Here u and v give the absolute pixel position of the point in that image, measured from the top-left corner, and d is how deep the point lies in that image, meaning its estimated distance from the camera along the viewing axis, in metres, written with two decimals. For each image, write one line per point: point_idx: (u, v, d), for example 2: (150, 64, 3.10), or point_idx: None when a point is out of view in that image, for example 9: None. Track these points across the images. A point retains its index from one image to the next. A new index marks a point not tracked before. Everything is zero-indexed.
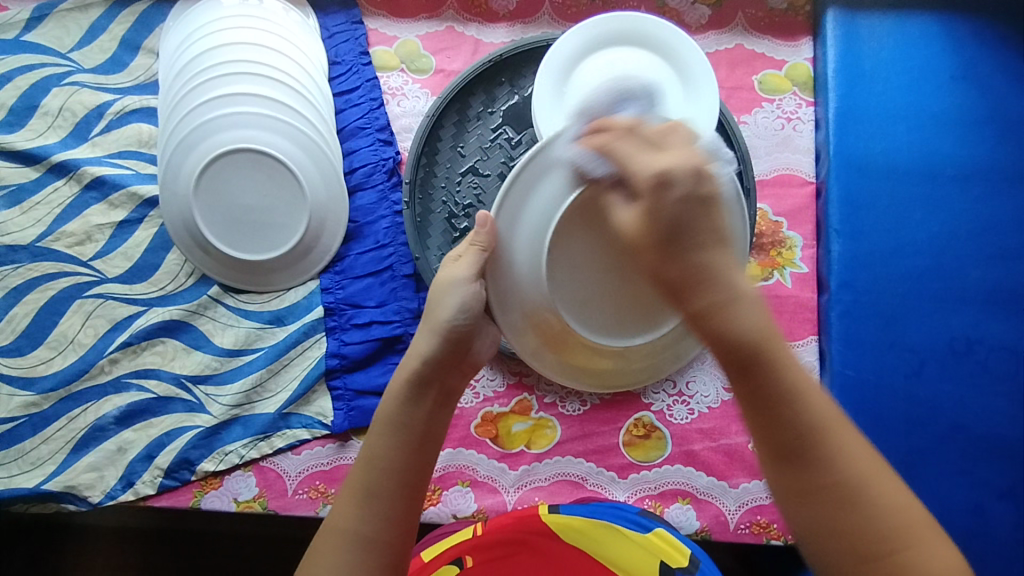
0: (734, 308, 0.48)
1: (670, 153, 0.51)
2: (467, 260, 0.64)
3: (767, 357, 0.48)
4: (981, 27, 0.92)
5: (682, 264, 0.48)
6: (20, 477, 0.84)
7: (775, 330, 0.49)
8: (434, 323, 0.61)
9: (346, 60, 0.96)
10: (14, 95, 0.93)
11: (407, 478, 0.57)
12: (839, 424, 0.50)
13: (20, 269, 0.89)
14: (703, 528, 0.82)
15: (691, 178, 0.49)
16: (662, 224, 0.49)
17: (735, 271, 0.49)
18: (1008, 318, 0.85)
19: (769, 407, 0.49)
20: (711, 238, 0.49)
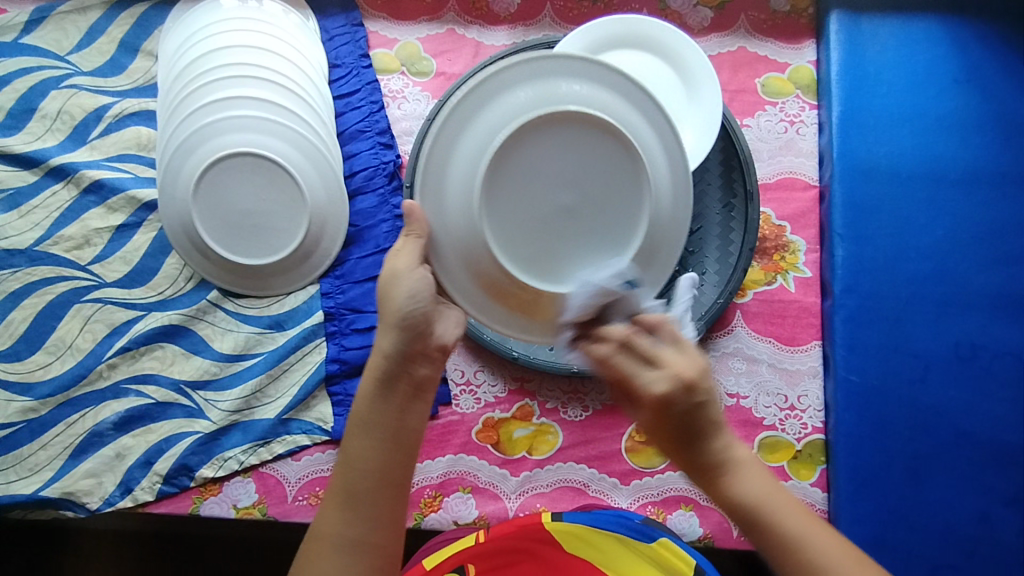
0: (730, 479, 0.51)
1: (673, 351, 0.50)
2: (409, 250, 0.55)
3: (767, 517, 0.50)
4: (985, 30, 0.92)
5: (690, 454, 0.51)
6: (18, 483, 0.83)
7: (771, 493, 0.51)
8: (387, 317, 0.54)
9: (346, 62, 0.95)
10: (13, 98, 0.93)
11: (388, 477, 0.54)
12: (863, 570, 0.48)
13: (19, 273, 0.89)
14: (707, 535, 0.81)
15: (688, 389, 0.49)
16: (670, 425, 0.50)
17: (736, 442, 0.52)
18: (1011, 323, 0.85)
19: (785, 557, 0.49)
20: (713, 425, 0.51)
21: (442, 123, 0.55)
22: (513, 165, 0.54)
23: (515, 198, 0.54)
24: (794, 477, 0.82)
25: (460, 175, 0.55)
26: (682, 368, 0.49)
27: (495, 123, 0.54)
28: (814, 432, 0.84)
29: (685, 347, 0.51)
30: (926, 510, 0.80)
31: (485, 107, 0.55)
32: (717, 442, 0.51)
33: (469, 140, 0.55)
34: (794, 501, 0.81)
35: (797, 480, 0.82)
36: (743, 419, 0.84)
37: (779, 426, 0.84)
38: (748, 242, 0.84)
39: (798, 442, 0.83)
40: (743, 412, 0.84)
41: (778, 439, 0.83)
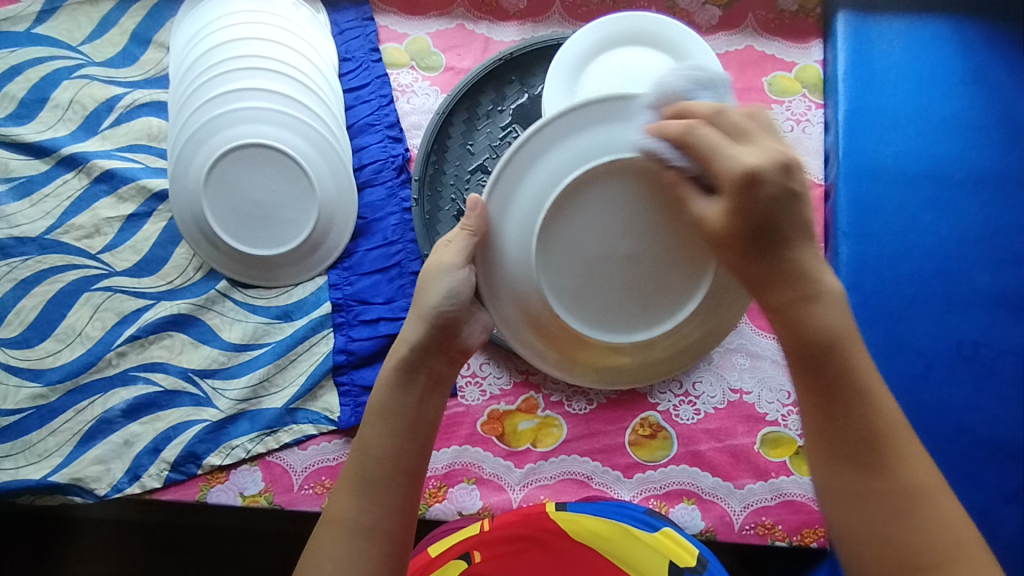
0: (817, 307, 0.50)
1: (745, 146, 0.51)
2: (456, 247, 0.59)
3: (842, 349, 0.50)
4: (991, 31, 0.92)
5: (775, 257, 0.51)
6: (26, 469, 0.84)
7: (851, 331, 0.51)
8: (421, 309, 0.59)
9: (357, 56, 0.96)
10: (25, 88, 0.94)
11: (403, 463, 0.56)
12: (907, 441, 0.50)
13: (30, 261, 0.90)
14: (709, 528, 0.82)
15: (783, 171, 0.50)
16: (749, 219, 0.50)
17: (827, 271, 0.52)
18: (1014, 323, 0.85)
19: (843, 401, 0.50)
20: (799, 233, 0.51)
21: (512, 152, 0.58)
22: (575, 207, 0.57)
23: (573, 241, 0.58)
24: (796, 472, 0.83)
25: (521, 217, 0.58)
26: (779, 148, 0.51)
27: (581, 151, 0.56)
28: None
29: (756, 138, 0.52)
30: None
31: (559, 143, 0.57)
32: (803, 252, 0.51)
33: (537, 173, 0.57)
34: (796, 496, 0.82)
35: (800, 475, 0.83)
36: (745, 415, 0.85)
37: (783, 421, 0.85)
38: None
39: (800, 437, 0.85)
40: (747, 407, 0.86)
41: (782, 434, 0.85)
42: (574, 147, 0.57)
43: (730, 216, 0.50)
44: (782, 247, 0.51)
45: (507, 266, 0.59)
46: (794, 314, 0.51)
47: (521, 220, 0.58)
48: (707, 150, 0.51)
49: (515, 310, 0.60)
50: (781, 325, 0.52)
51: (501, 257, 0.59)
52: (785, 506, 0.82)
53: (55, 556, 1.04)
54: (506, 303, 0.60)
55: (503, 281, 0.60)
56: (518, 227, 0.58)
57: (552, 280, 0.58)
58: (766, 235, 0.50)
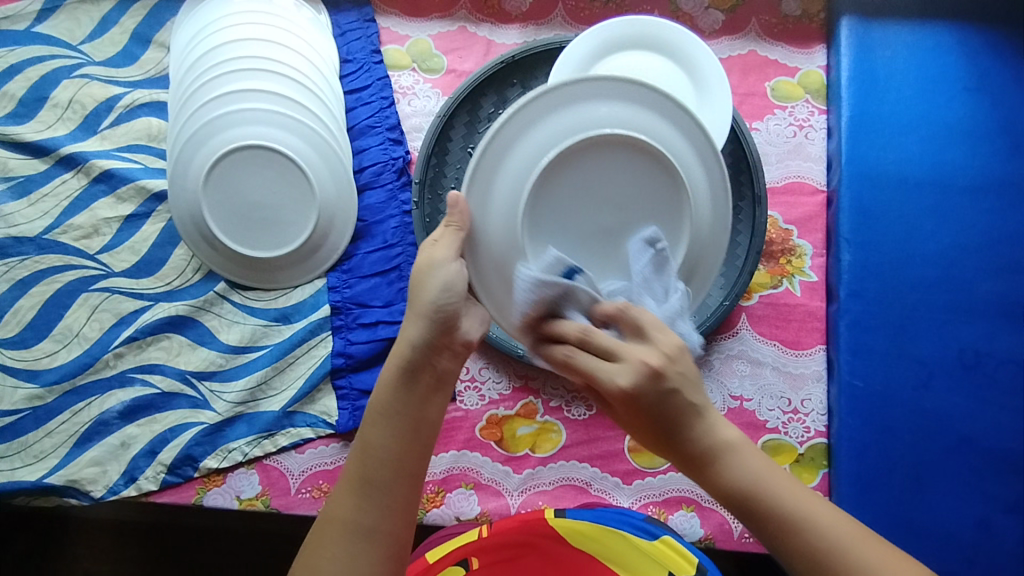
0: (722, 464, 0.50)
1: (635, 345, 0.50)
2: (444, 245, 0.57)
3: (759, 497, 0.49)
4: (996, 38, 0.92)
5: (676, 445, 0.50)
6: (22, 470, 0.84)
7: (760, 474, 0.49)
8: (418, 307, 0.55)
9: (358, 57, 0.95)
10: (24, 87, 0.93)
11: (405, 464, 0.55)
12: (864, 546, 0.47)
13: (28, 261, 0.89)
14: (708, 536, 0.81)
15: (653, 377, 0.48)
16: (643, 420, 0.50)
17: (721, 424, 0.51)
18: (1015, 332, 0.85)
19: (782, 537, 0.49)
20: (692, 408, 0.50)
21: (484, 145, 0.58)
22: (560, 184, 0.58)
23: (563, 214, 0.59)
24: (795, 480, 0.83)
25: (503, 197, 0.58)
26: (646, 358, 0.48)
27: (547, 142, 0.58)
28: (818, 436, 0.84)
29: (654, 334, 0.50)
30: (928, 515, 0.80)
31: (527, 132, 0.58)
32: (696, 426, 0.50)
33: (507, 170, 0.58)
34: None
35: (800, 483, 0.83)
36: (746, 422, 0.85)
37: (783, 429, 0.85)
38: (755, 245, 0.85)
39: (800, 445, 0.84)
40: (747, 414, 0.85)
41: (782, 441, 0.84)
42: (554, 127, 0.58)
43: (629, 415, 0.51)
44: (674, 438, 0.50)
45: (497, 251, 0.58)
46: (711, 472, 0.50)
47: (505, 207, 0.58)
48: (590, 368, 0.50)
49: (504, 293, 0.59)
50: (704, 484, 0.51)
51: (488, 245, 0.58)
52: None
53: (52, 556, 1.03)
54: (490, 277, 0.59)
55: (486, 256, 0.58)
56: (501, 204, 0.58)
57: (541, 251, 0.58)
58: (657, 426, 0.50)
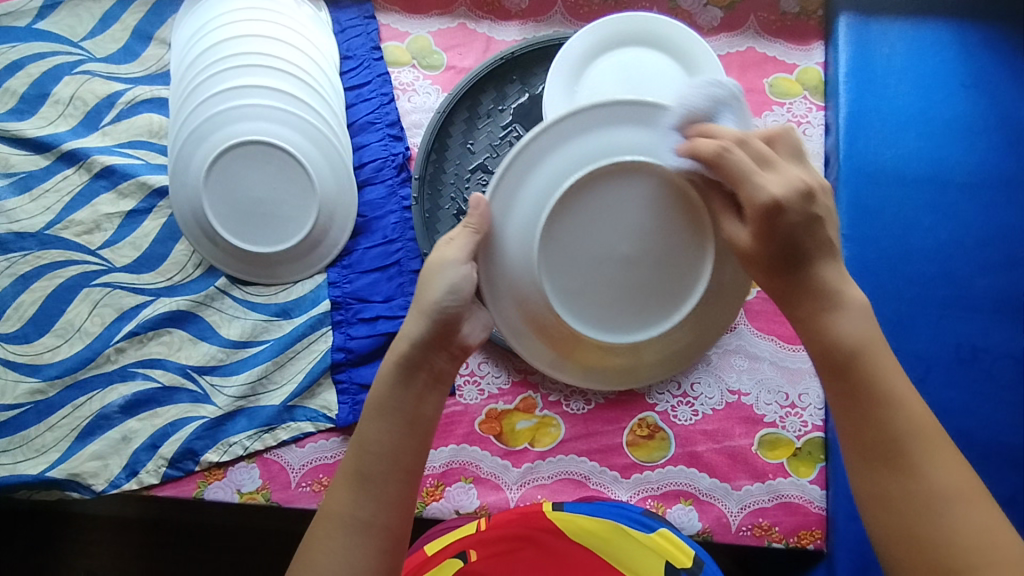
0: (839, 314, 0.52)
1: (782, 170, 0.53)
2: (458, 244, 0.58)
3: (864, 360, 0.51)
4: (993, 35, 0.92)
5: (798, 278, 0.53)
6: (24, 464, 0.84)
7: (874, 343, 0.52)
8: (422, 305, 0.57)
9: (358, 54, 0.96)
10: (26, 83, 0.94)
11: (400, 460, 0.56)
12: (934, 447, 0.49)
13: (29, 256, 0.90)
14: (705, 529, 0.82)
15: (802, 199, 0.51)
16: (773, 242, 0.52)
17: (852, 282, 0.53)
18: (1012, 326, 0.85)
19: (863, 407, 0.50)
20: (824, 250, 0.53)
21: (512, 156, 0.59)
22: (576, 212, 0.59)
23: (582, 236, 0.59)
24: (793, 474, 0.83)
25: (524, 217, 0.59)
26: (798, 177, 0.52)
27: (578, 157, 0.58)
28: (815, 430, 0.85)
29: (780, 165, 0.53)
30: None
31: (556, 147, 0.59)
32: (826, 269, 0.53)
33: (536, 178, 0.59)
34: (793, 498, 0.83)
35: (797, 477, 0.83)
36: (743, 416, 0.85)
37: (780, 423, 0.85)
38: None
39: (797, 439, 0.85)
40: (744, 409, 0.86)
41: (779, 436, 0.85)
42: (584, 146, 0.58)
43: (757, 239, 0.53)
44: (801, 271, 0.53)
45: (512, 265, 0.60)
46: (822, 320, 0.52)
47: (524, 220, 0.59)
48: (735, 175, 0.52)
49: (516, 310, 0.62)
50: (806, 333, 0.54)
51: (504, 256, 0.60)
52: (782, 508, 0.82)
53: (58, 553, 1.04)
54: (507, 301, 0.62)
55: (502, 277, 0.61)
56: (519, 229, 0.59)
57: (554, 278, 0.60)
58: (792, 257, 0.52)
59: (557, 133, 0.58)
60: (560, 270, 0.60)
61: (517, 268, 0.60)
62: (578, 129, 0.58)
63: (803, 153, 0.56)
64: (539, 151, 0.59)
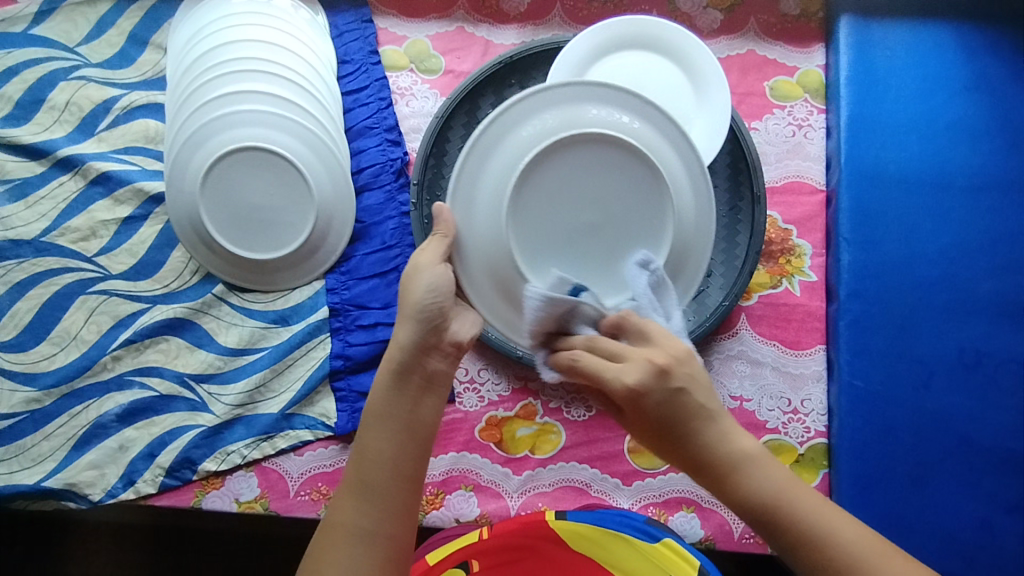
0: (744, 475, 0.50)
1: (639, 347, 0.53)
2: (430, 251, 0.62)
3: (785, 517, 0.49)
4: (995, 37, 0.91)
5: (681, 450, 0.51)
6: (20, 474, 0.83)
7: (785, 487, 0.50)
8: (406, 309, 0.59)
9: (356, 58, 0.95)
10: (21, 89, 0.93)
11: (403, 468, 0.56)
12: (893, 564, 0.47)
13: (25, 264, 0.89)
14: (708, 537, 0.81)
15: (658, 375, 0.50)
16: (648, 420, 0.51)
17: (735, 434, 0.51)
18: (1016, 331, 0.85)
19: (806, 558, 0.48)
20: (698, 414, 0.51)
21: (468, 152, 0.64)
22: (542, 180, 0.63)
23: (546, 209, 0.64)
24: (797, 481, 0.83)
25: (486, 206, 0.64)
26: (651, 355, 0.51)
27: (524, 144, 0.63)
28: (817, 436, 0.84)
29: (656, 338, 0.53)
30: (929, 515, 0.80)
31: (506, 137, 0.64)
32: (707, 430, 0.51)
33: (492, 169, 0.64)
34: None
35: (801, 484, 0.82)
36: (746, 423, 0.84)
37: (783, 429, 0.84)
38: (755, 245, 0.85)
39: (800, 446, 0.84)
40: (747, 415, 0.85)
41: (782, 442, 0.84)
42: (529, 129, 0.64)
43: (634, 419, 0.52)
44: (681, 447, 0.51)
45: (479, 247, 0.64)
46: (731, 484, 0.50)
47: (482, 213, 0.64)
48: (592, 370, 0.52)
49: (487, 283, 0.65)
50: (726, 497, 0.51)
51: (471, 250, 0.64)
52: None
53: (63, 560, 1.03)
54: (477, 269, 0.64)
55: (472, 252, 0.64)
56: (486, 204, 0.64)
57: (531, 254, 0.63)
58: (671, 432, 0.51)
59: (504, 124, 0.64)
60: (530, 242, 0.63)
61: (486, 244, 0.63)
62: (538, 106, 0.64)
63: (649, 325, 0.54)
64: (490, 142, 0.64)
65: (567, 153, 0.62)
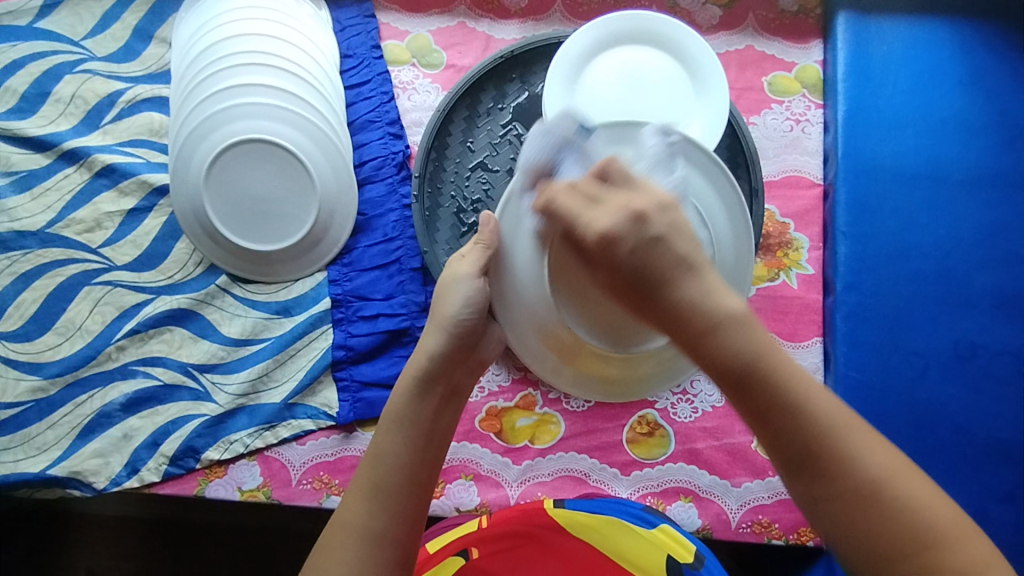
0: (726, 334, 0.50)
1: (625, 192, 0.55)
2: (470, 260, 0.65)
3: (760, 379, 0.50)
4: (990, 33, 0.92)
5: (660, 302, 0.52)
6: (25, 462, 0.84)
7: (767, 348, 0.50)
8: (441, 319, 0.63)
9: (358, 53, 0.96)
10: (26, 82, 0.94)
11: (417, 473, 0.59)
12: (855, 433, 0.50)
13: (31, 255, 0.90)
14: (705, 526, 0.82)
15: (636, 222, 0.52)
16: (623, 273, 0.52)
17: (722, 295, 0.51)
18: (1011, 323, 0.86)
19: (775, 420, 0.50)
20: (679, 268, 0.52)
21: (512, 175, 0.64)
22: None
23: None
24: None
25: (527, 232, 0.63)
26: (632, 202, 0.54)
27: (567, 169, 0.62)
28: None
29: (637, 184, 0.55)
30: None
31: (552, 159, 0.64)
32: (687, 288, 0.51)
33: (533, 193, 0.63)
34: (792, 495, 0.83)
35: None
36: None
37: None
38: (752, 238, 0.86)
39: None
40: None
41: None
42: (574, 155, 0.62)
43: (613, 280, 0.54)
44: (660, 297, 0.52)
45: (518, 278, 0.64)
46: (706, 347, 0.50)
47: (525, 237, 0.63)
48: (567, 215, 0.55)
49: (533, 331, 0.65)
50: (697, 359, 0.52)
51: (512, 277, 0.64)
52: (783, 505, 0.83)
53: (67, 551, 1.04)
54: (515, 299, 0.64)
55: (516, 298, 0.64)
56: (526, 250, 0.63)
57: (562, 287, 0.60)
58: (642, 284, 0.52)
59: (552, 145, 0.64)
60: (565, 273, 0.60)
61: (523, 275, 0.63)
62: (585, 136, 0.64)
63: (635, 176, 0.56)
64: (539, 161, 0.64)
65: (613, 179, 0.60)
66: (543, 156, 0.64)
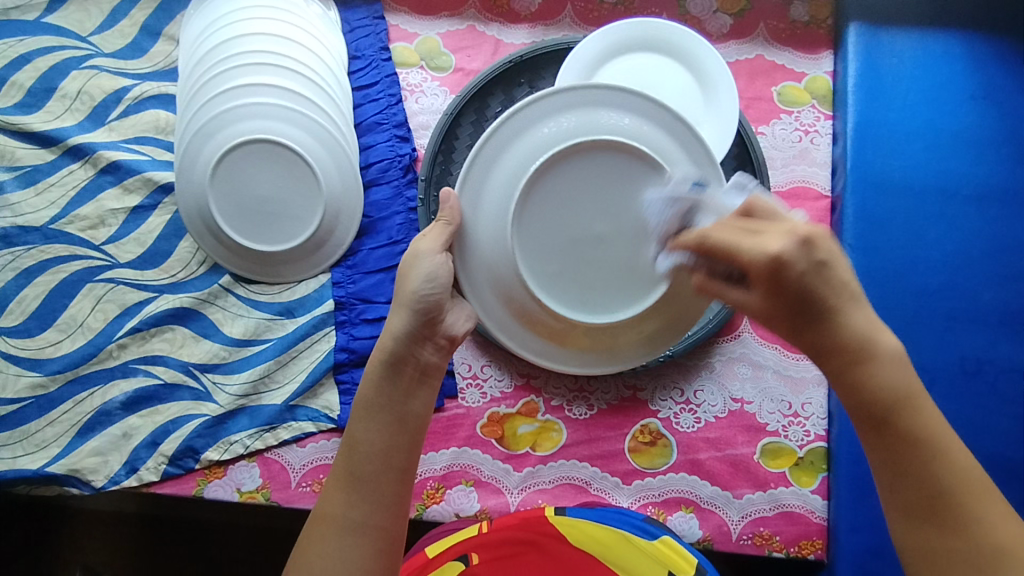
0: (872, 369, 0.48)
1: (771, 224, 0.50)
2: (433, 236, 0.64)
3: (903, 417, 0.48)
4: (1001, 47, 0.92)
5: (820, 333, 0.48)
6: (23, 458, 0.84)
7: (917, 392, 0.48)
8: (402, 296, 0.60)
9: (366, 55, 0.96)
10: (33, 77, 0.93)
11: (393, 459, 0.57)
12: (985, 499, 0.48)
13: (33, 250, 0.89)
14: (706, 537, 0.82)
15: (805, 248, 0.46)
16: (786, 299, 0.47)
17: (882, 330, 0.49)
18: (1018, 340, 0.85)
19: (903, 463, 0.48)
20: (846, 298, 0.48)
21: (479, 148, 0.65)
22: (545, 190, 0.63)
23: (552, 216, 0.64)
24: (795, 484, 0.83)
25: (492, 211, 0.65)
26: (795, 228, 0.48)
27: (531, 150, 0.64)
28: (817, 440, 0.85)
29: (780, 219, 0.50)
30: None
31: (523, 133, 0.65)
32: (855, 319, 0.48)
33: (499, 172, 0.65)
34: (794, 508, 0.82)
35: (799, 486, 0.83)
36: (746, 425, 0.85)
37: (783, 432, 0.85)
38: None
39: (800, 449, 0.84)
40: (747, 417, 0.85)
41: (782, 445, 0.85)
42: (531, 140, 0.64)
43: (766, 299, 0.48)
44: (826, 328, 0.48)
45: (481, 253, 0.66)
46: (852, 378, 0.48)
47: (489, 213, 0.65)
48: (728, 245, 0.49)
49: (489, 288, 0.67)
50: (840, 388, 0.49)
51: (474, 248, 0.66)
52: (784, 517, 0.82)
53: (64, 548, 1.03)
54: (480, 279, 0.67)
55: (475, 257, 0.66)
56: (491, 213, 0.65)
57: (529, 260, 0.64)
58: (805, 314, 0.47)
59: (521, 122, 0.65)
60: (531, 247, 0.64)
61: (488, 250, 0.66)
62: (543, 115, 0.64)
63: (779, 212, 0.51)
64: (506, 137, 0.65)
65: (573, 160, 0.63)
66: (510, 132, 0.65)
